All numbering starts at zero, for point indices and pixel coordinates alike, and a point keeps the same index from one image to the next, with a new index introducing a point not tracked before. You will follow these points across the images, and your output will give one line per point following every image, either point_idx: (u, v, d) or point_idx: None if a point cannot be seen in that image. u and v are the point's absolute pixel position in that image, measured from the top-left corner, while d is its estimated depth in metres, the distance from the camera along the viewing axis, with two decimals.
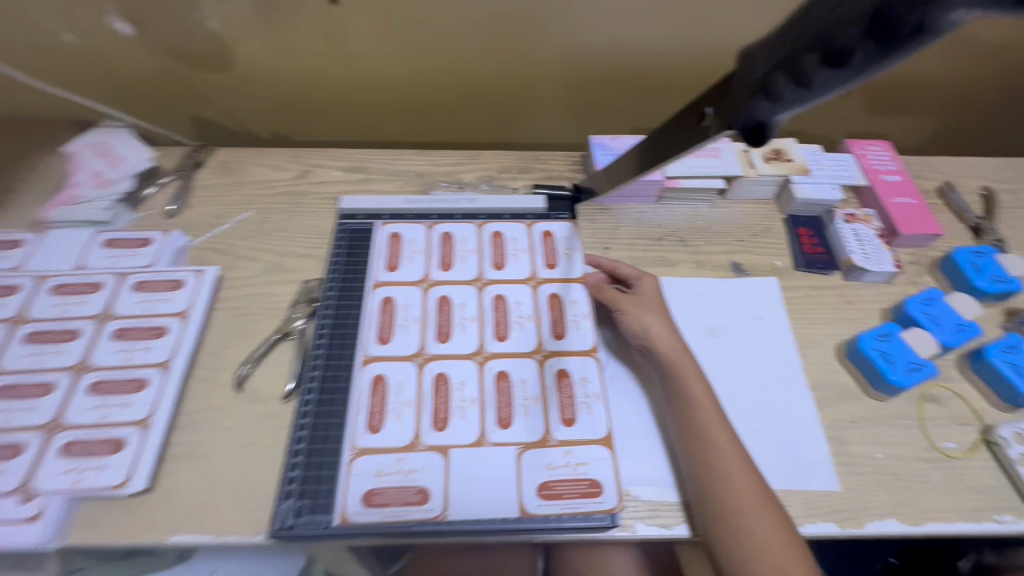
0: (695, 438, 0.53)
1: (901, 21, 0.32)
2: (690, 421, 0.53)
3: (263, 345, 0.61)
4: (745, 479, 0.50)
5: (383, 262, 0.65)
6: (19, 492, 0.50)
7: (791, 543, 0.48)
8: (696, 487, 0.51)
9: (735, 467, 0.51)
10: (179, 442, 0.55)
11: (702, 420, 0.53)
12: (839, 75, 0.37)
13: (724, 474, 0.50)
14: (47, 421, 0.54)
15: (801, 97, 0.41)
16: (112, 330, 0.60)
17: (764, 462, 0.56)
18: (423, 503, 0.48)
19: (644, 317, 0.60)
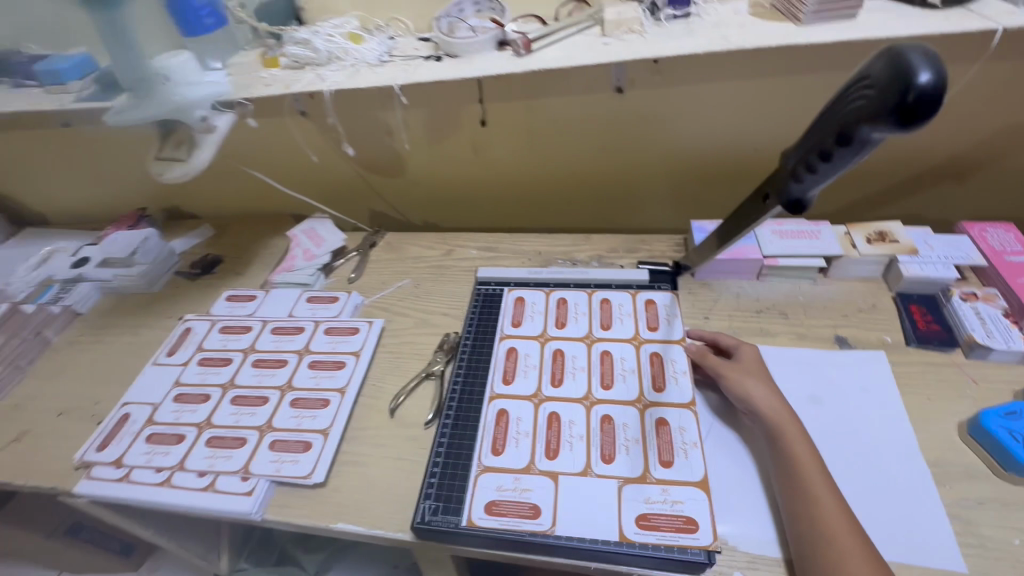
0: (798, 497, 0.55)
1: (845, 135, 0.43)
2: (792, 480, 0.56)
3: (413, 381, 0.77)
4: (852, 541, 0.51)
5: (509, 319, 0.79)
6: (241, 472, 0.68)
7: None
8: (799, 545, 0.53)
9: (841, 527, 0.52)
10: (346, 451, 0.70)
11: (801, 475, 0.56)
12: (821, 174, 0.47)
13: (828, 533, 0.51)
14: (262, 423, 0.73)
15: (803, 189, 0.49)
16: (309, 362, 0.80)
17: (875, 530, 0.56)
18: (535, 517, 0.57)
19: (746, 380, 0.65)
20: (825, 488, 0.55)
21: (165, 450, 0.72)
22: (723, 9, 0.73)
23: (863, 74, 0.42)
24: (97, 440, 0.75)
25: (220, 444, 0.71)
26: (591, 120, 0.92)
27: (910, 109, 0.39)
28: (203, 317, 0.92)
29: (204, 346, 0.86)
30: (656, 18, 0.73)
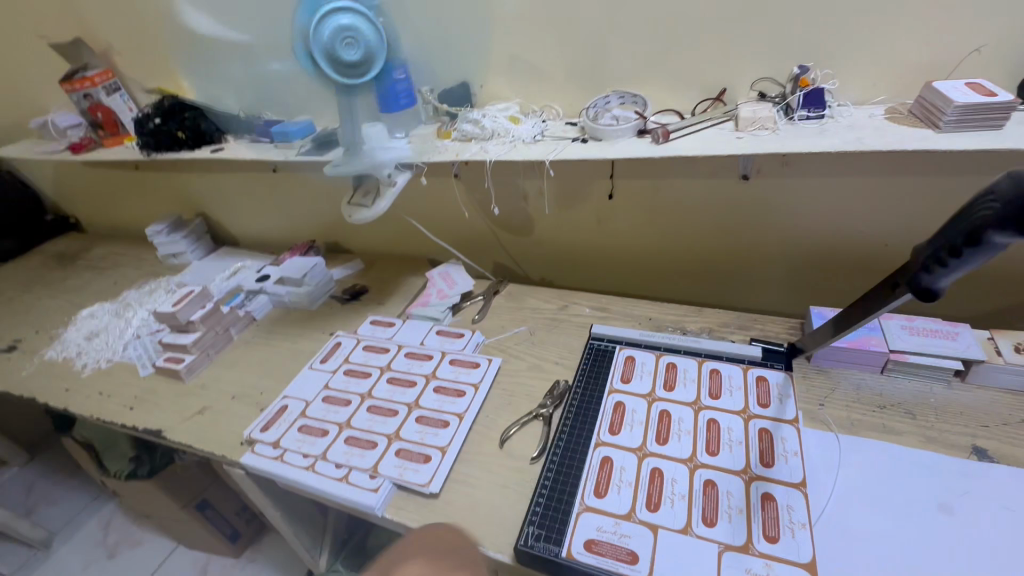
0: None
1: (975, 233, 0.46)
2: None
3: (524, 418, 0.84)
4: None
5: (619, 375, 0.85)
6: (371, 470, 0.78)
7: None
8: None
9: None
10: (458, 470, 0.78)
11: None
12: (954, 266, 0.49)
13: None
14: (391, 431, 0.84)
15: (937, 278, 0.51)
16: (435, 386, 0.91)
17: None
18: (633, 563, 0.60)
19: None
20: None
21: (313, 440, 0.85)
22: (857, 113, 0.78)
23: (990, 192, 0.46)
24: (261, 422, 0.91)
25: (356, 443, 0.83)
26: (715, 203, 0.98)
27: None
28: (351, 335, 1.08)
29: (350, 359, 1.01)
30: (789, 118, 0.79)
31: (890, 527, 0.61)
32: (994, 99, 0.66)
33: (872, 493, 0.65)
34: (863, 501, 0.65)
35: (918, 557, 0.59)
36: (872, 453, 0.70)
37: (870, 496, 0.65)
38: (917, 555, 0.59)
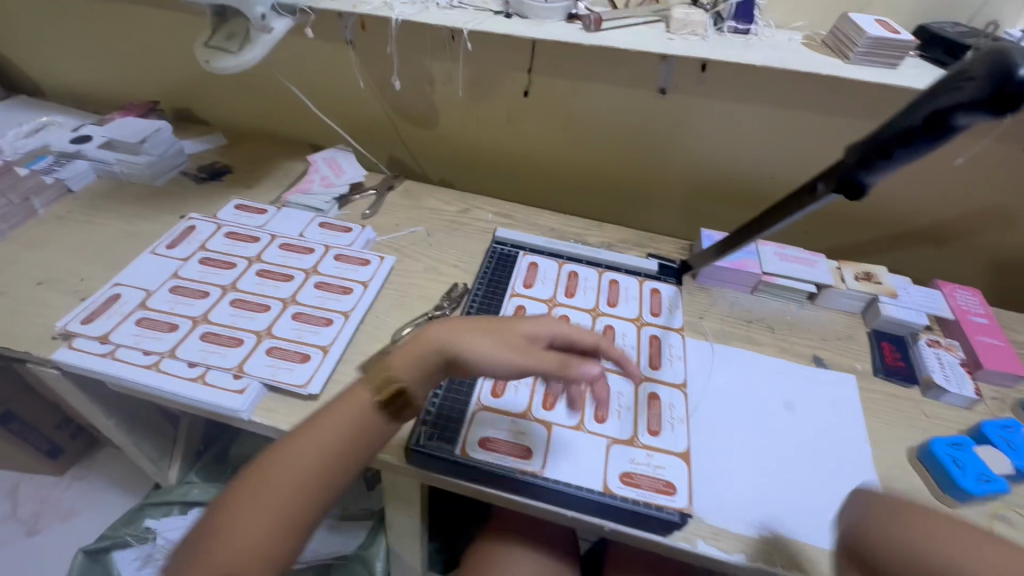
0: None
1: (939, 116, 0.43)
2: None
3: (418, 320, 0.78)
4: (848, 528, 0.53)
5: (521, 280, 0.83)
6: (234, 370, 0.67)
7: None
8: None
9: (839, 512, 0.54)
10: (342, 371, 0.71)
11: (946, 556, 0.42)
12: (904, 154, 0.46)
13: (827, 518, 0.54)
14: (261, 328, 0.72)
15: (882, 167, 0.48)
16: (315, 282, 0.80)
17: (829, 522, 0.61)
18: (528, 458, 0.60)
19: None
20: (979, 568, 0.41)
21: (156, 336, 0.70)
22: (778, 35, 0.78)
23: (963, 67, 0.42)
24: (81, 313, 0.73)
25: (214, 340, 0.70)
26: (631, 115, 0.95)
27: (1008, 97, 0.39)
28: (209, 219, 0.89)
29: (207, 246, 0.84)
30: (718, 28, 0.78)
31: (747, 423, 0.69)
32: (896, 37, 0.69)
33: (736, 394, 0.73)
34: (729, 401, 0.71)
35: (767, 447, 0.67)
36: (740, 361, 0.78)
37: (734, 396, 0.72)
38: (766, 445, 0.67)
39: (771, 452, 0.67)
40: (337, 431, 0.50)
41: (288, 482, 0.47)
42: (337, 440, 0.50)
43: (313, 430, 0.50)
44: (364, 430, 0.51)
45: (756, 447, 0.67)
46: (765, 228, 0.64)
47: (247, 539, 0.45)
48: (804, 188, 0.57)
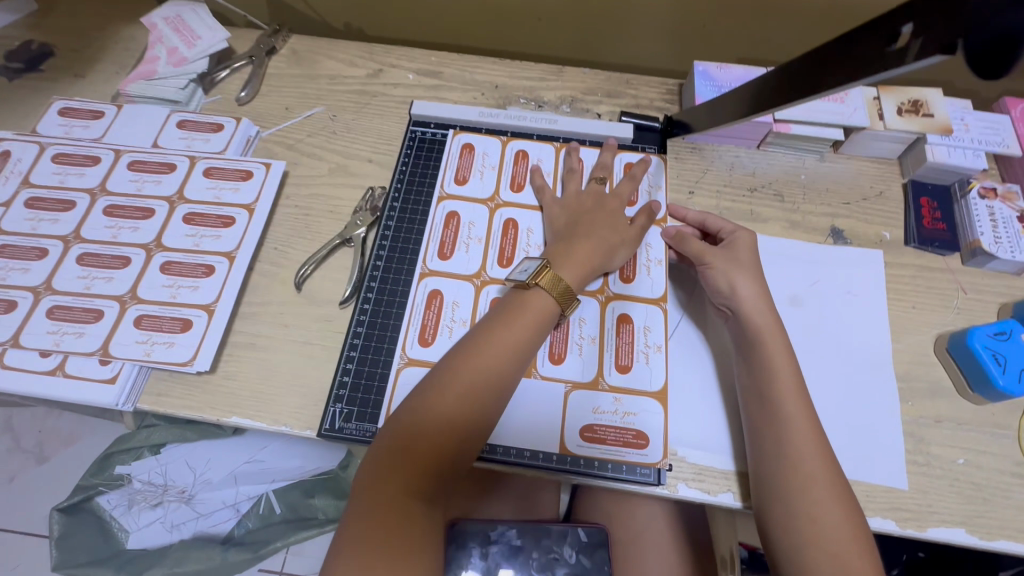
0: (768, 415, 0.48)
1: None
2: (762, 390, 0.49)
3: (325, 248, 0.60)
4: (817, 461, 0.46)
5: (452, 174, 0.62)
6: (98, 353, 0.53)
7: (858, 531, 0.44)
8: (758, 463, 0.47)
9: (807, 449, 0.46)
10: (240, 331, 0.57)
11: (784, 417, 0.47)
12: None
13: (791, 452, 0.46)
14: (122, 292, 0.56)
15: None
16: (183, 214, 0.61)
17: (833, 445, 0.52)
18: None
19: (733, 275, 0.54)
20: (802, 416, 0.48)
21: None
22: None
23: None
24: None
25: (65, 316, 0.55)
26: None
27: None
28: (27, 136, 0.66)
29: (30, 179, 0.63)
30: None
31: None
32: None
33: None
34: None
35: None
36: None
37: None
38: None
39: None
40: (501, 371, 0.46)
41: (475, 376, 0.45)
42: (496, 382, 0.46)
43: (467, 372, 0.46)
44: (517, 368, 0.47)
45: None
46: (822, 88, 0.47)
47: (437, 430, 0.43)
48: (882, 31, 0.42)
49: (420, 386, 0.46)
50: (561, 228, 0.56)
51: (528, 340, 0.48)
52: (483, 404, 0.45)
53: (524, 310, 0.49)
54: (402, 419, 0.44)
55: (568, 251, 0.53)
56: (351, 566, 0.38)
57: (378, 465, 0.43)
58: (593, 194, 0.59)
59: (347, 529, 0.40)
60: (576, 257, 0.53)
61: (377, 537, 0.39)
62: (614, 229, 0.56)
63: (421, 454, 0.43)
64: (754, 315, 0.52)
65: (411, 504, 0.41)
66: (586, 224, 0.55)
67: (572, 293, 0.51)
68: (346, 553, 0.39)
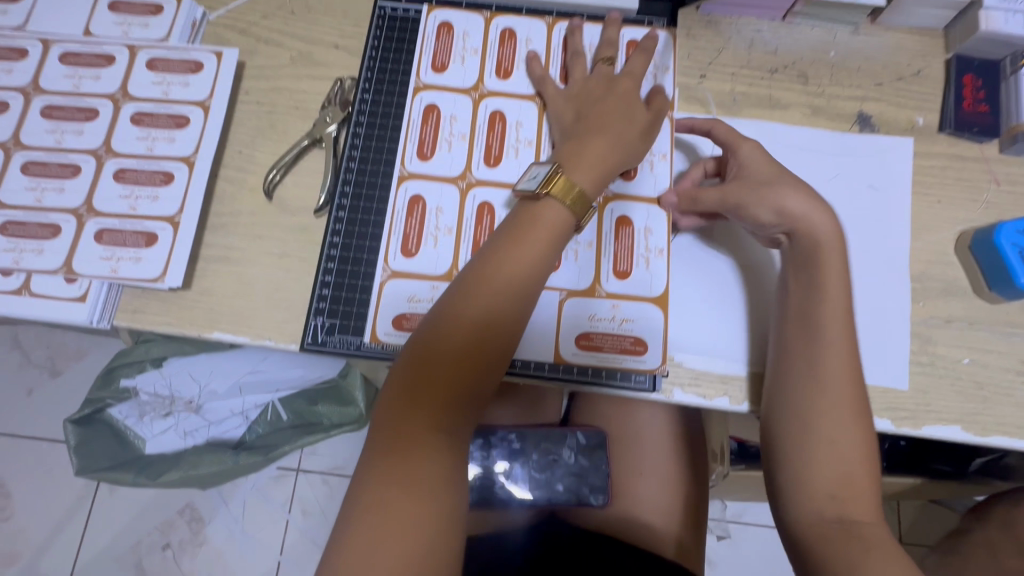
0: (807, 338, 0.46)
1: None
2: (805, 314, 0.46)
3: (293, 150, 0.54)
4: (851, 388, 0.44)
5: (429, 59, 0.54)
6: (62, 271, 0.50)
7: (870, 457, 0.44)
8: (782, 382, 0.46)
9: (844, 376, 0.44)
10: (211, 244, 0.53)
11: (822, 343, 0.45)
12: None
13: (827, 376, 0.44)
14: (77, 204, 0.52)
15: None
16: (131, 114, 0.54)
17: None
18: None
19: (781, 191, 0.47)
20: (841, 344, 0.45)
21: None
22: None
23: None
24: None
25: (20, 232, 0.51)
26: None
27: None
28: None
29: None
30: None
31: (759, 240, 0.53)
32: None
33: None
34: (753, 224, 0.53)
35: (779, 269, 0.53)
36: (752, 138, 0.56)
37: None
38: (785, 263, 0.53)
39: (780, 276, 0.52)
40: (517, 290, 0.42)
41: (479, 300, 0.42)
42: (503, 304, 0.42)
43: (480, 293, 0.42)
44: (529, 288, 0.43)
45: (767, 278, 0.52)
46: None
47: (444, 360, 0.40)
48: None
49: (432, 309, 0.43)
50: (570, 125, 0.50)
51: (537, 257, 0.43)
52: (493, 329, 0.41)
53: (536, 223, 0.44)
54: (415, 345, 0.41)
55: (580, 149, 0.47)
56: (378, 499, 0.37)
57: (394, 396, 0.40)
58: (603, 79, 0.52)
59: (370, 462, 0.38)
60: (590, 155, 0.47)
61: (394, 475, 0.37)
62: (632, 121, 0.49)
63: (430, 388, 0.40)
64: (812, 235, 0.47)
65: (433, 434, 0.39)
66: (598, 117, 0.49)
67: (587, 200, 0.46)
68: (372, 484, 0.37)
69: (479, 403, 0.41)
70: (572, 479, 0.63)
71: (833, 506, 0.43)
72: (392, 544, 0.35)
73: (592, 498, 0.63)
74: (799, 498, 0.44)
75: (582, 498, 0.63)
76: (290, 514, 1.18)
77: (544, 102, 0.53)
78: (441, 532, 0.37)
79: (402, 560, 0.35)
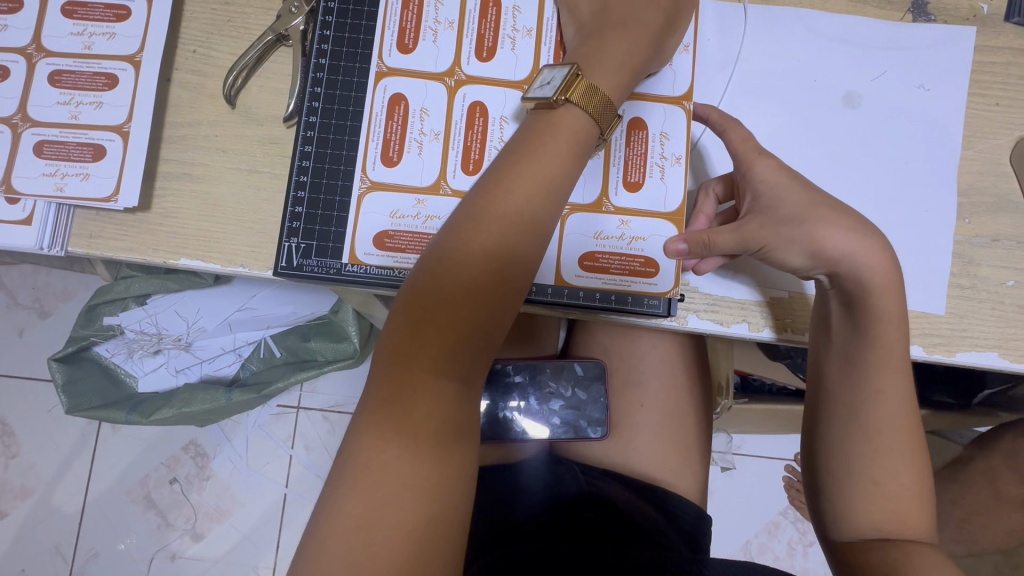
0: (852, 382, 0.42)
1: None
2: (852, 356, 0.41)
3: (256, 47, 0.46)
4: (897, 421, 0.41)
5: None
6: (2, 190, 0.44)
7: (917, 487, 0.41)
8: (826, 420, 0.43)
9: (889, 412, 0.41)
10: (168, 159, 0.47)
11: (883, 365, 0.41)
12: None
13: (871, 415, 0.41)
14: (10, 112, 0.45)
15: None
16: (61, 4, 0.46)
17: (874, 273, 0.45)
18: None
19: (816, 231, 0.40)
20: (901, 375, 0.41)
21: None
22: None
23: None
24: None
25: None
26: None
27: None
28: None
29: None
30: None
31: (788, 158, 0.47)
32: None
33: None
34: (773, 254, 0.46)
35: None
36: (787, 32, 0.48)
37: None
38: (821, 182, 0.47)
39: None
40: (533, 216, 0.37)
41: (490, 226, 0.36)
42: (517, 230, 0.36)
43: (491, 220, 0.36)
44: (545, 212, 0.37)
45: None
46: None
47: (449, 295, 0.35)
48: None
49: (436, 239, 0.37)
50: (588, 20, 0.42)
51: (554, 176, 0.37)
52: (505, 260, 0.36)
53: (554, 136, 0.38)
54: (417, 279, 0.36)
55: (602, 45, 0.40)
56: (376, 450, 0.33)
57: (393, 338, 0.35)
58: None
59: (367, 408, 0.35)
60: (614, 52, 0.40)
61: (394, 427, 0.33)
62: (661, 11, 0.41)
63: (435, 330, 0.34)
64: (860, 279, 0.40)
65: (439, 380, 0.34)
66: (621, 8, 0.41)
67: (612, 106, 0.39)
68: (370, 433, 0.34)
69: (491, 344, 0.36)
70: (570, 412, 0.61)
71: (874, 528, 0.40)
72: (393, 496, 0.32)
73: (591, 430, 0.61)
74: (841, 520, 0.42)
75: (581, 431, 0.61)
76: (293, 450, 1.19)
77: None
78: (445, 485, 0.34)
79: (403, 513, 0.32)
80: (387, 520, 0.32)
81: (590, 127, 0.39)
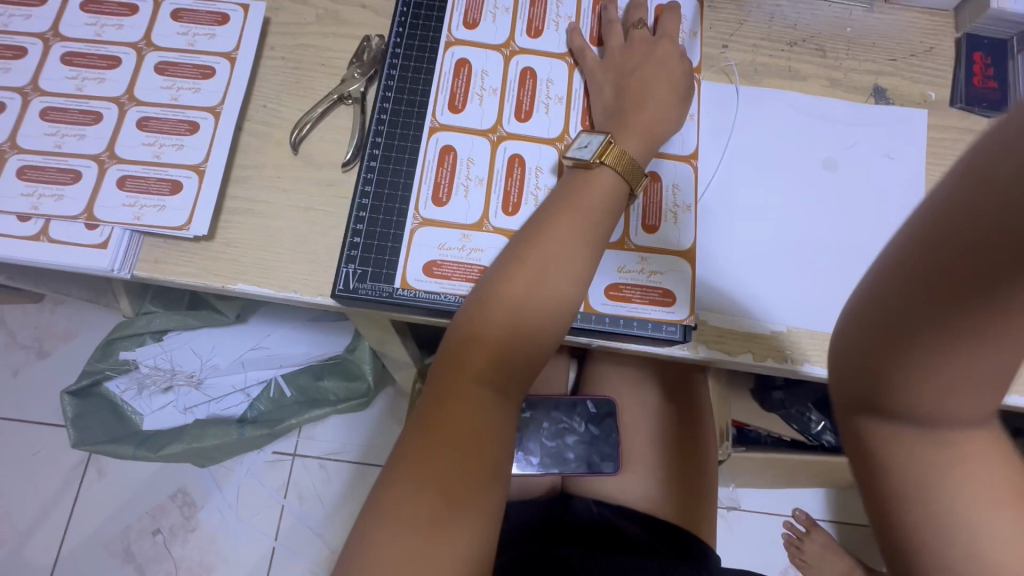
0: None
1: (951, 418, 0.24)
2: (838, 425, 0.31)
3: (320, 106, 0.54)
4: None
5: (461, 17, 0.55)
6: (84, 218, 0.49)
7: None
8: None
9: None
10: (235, 196, 0.52)
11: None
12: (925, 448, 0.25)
13: None
14: (99, 150, 0.51)
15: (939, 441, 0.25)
16: (155, 63, 0.53)
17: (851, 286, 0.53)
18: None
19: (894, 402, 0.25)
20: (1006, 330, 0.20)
21: None
22: None
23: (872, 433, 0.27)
24: None
25: (40, 177, 0.50)
26: None
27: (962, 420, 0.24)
28: None
29: None
30: None
31: (779, 209, 0.54)
32: None
33: (780, 279, 0.53)
34: (768, 289, 0.52)
35: (797, 237, 0.54)
36: (772, 109, 0.57)
37: (765, 265, 0.53)
38: (808, 230, 0.54)
39: (800, 249, 0.53)
40: (566, 258, 0.44)
41: (529, 262, 0.43)
42: (553, 267, 0.43)
43: (530, 263, 0.43)
44: (576, 252, 0.44)
45: (787, 251, 0.53)
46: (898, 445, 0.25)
47: (494, 320, 0.42)
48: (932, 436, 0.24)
49: (485, 279, 0.44)
50: (612, 99, 0.50)
51: (583, 224, 0.44)
52: (540, 293, 0.42)
53: (584, 192, 0.45)
54: (469, 306, 0.43)
55: (624, 122, 0.49)
56: (421, 445, 0.38)
57: (448, 355, 0.42)
58: (641, 44, 0.53)
59: (422, 414, 0.40)
60: (638, 126, 0.48)
61: (439, 425, 0.39)
62: (670, 90, 0.51)
63: (481, 348, 0.41)
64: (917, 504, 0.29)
65: (485, 393, 0.40)
66: (639, 88, 0.50)
67: (636, 167, 0.47)
68: (420, 429, 0.39)
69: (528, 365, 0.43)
70: (584, 447, 0.64)
71: None
72: (430, 486, 0.37)
73: (603, 465, 0.64)
74: None
75: (593, 466, 0.64)
76: (286, 500, 1.16)
77: (580, 68, 0.53)
78: (484, 485, 0.38)
79: (453, 506, 0.36)
80: (436, 506, 0.36)
81: (616, 185, 0.46)
